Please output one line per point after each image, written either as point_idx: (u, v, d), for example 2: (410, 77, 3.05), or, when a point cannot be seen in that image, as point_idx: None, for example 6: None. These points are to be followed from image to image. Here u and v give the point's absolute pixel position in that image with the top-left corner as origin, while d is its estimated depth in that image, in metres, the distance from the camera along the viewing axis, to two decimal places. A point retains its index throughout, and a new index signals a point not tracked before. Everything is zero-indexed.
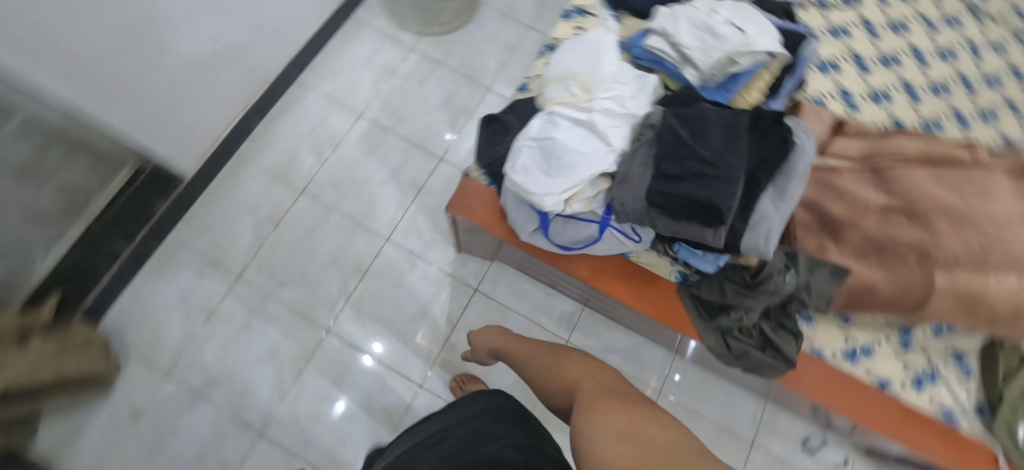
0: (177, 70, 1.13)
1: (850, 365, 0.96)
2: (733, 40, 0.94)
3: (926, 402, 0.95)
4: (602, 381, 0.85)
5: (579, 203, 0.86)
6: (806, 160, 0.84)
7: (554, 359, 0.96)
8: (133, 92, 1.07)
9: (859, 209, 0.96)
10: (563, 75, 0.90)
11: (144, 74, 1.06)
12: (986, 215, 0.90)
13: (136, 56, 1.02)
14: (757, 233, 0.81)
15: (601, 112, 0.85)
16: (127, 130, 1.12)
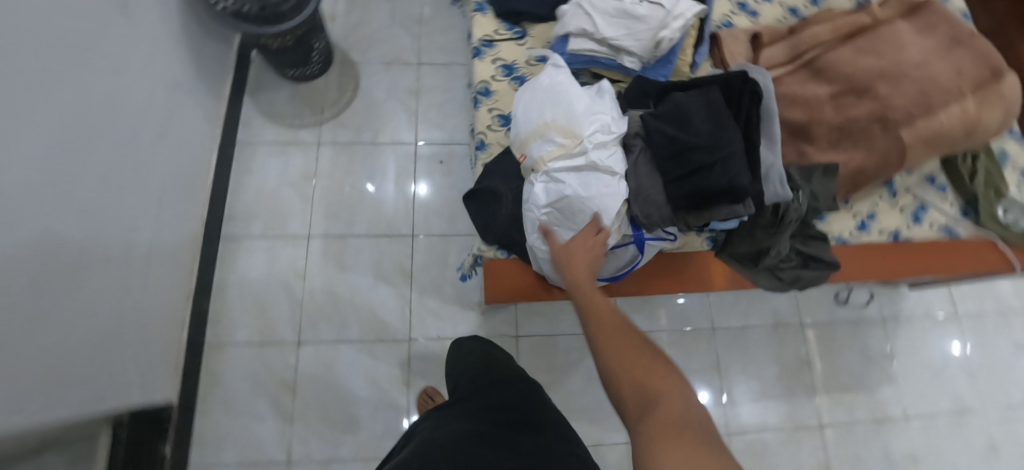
0: (94, 308, 0.96)
1: (867, 234, 1.06)
2: (656, 16, 0.94)
3: (928, 230, 1.10)
4: (663, 377, 0.61)
5: (613, 235, 0.84)
6: (773, 100, 0.89)
7: (612, 311, 0.69)
8: (63, 362, 0.90)
9: (814, 107, 1.04)
10: (536, 129, 0.84)
11: (63, 336, 0.89)
12: (909, 63, 1.02)
13: (46, 328, 0.85)
14: (773, 184, 0.86)
15: (595, 147, 0.83)
16: (77, 404, 0.94)
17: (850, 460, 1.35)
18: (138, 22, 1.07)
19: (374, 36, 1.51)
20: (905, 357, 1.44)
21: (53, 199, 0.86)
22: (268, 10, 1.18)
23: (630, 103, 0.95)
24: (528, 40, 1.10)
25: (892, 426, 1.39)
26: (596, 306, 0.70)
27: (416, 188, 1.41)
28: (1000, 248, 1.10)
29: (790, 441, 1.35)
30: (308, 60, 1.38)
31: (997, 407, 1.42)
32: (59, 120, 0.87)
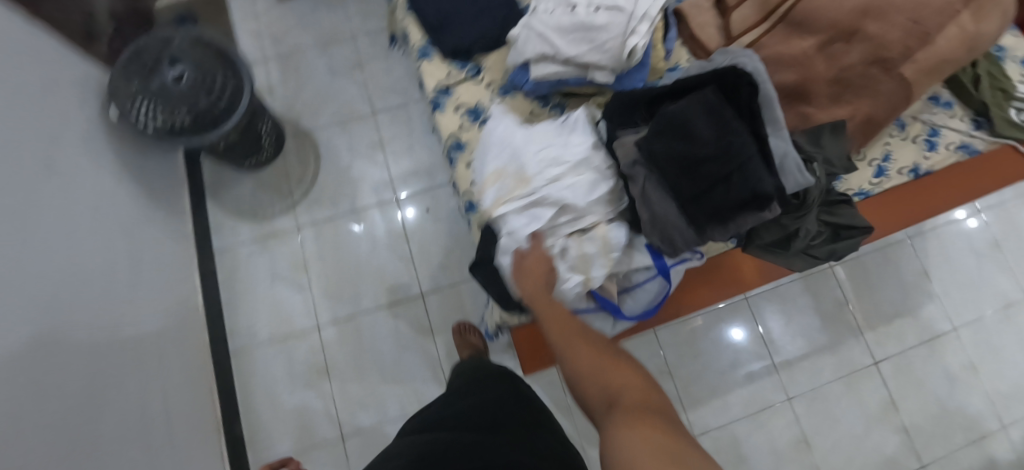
0: None
1: (887, 179, 1.01)
2: (618, 20, 0.85)
3: (947, 153, 1.04)
4: (620, 366, 0.60)
5: (596, 267, 0.79)
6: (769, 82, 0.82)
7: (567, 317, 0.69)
8: None
9: (805, 65, 0.96)
10: (487, 180, 0.86)
11: None
12: None
13: None
14: (792, 172, 0.78)
15: (550, 183, 0.81)
16: None
17: (914, 385, 1.34)
18: (71, 171, 0.99)
19: (319, 98, 1.47)
20: (942, 268, 1.41)
21: (52, 392, 0.79)
22: (203, 114, 1.11)
23: (616, 118, 0.84)
24: (485, 74, 1.01)
25: (945, 341, 1.37)
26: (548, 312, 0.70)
27: (403, 213, 1.37)
28: (1021, 151, 1.05)
29: (852, 385, 1.33)
30: (259, 148, 1.31)
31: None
32: (33, 310, 0.80)
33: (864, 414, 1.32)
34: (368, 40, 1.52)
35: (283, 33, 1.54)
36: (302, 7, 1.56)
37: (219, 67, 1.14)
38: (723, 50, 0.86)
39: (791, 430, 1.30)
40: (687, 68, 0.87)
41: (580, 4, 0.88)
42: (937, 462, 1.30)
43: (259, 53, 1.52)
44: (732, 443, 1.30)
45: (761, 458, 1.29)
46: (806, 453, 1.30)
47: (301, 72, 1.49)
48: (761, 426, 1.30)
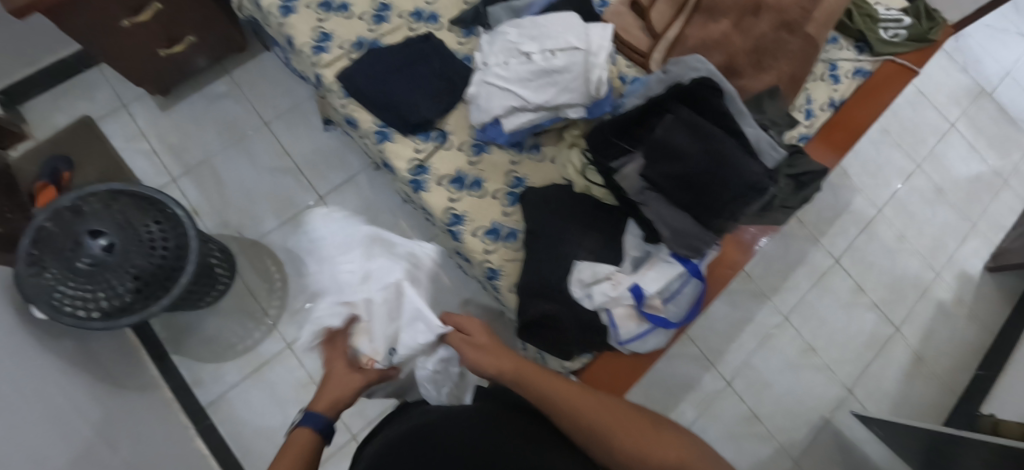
0: None
1: (816, 118, 1.16)
2: (577, 58, 0.87)
3: (849, 81, 1.21)
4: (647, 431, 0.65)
5: (597, 280, 0.85)
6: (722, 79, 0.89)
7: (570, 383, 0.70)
8: None
9: (729, 45, 1.07)
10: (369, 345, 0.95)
11: None
12: None
13: None
14: (768, 152, 0.88)
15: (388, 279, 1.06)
16: None
17: (866, 268, 1.59)
18: (28, 398, 0.86)
19: (255, 199, 1.38)
20: (854, 164, 1.68)
21: None
22: (146, 276, 0.97)
23: (601, 150, 0.88)
24: (452, 138, 0.99)
25: (874, 222, 1.64)
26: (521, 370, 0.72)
27: None
28: (901, 63, 1.24)
29: (823, 286, 1.56)
30: (214, 280, 1.19)
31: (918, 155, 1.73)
32: None
33: (840, 303, 1.55)
34: (282, 123, 1.44)
35: (183, 145, 1.41)
36: (194, 109, 1.43)
37: (144, 217, 0.98)
38: (672, 60, 0.92)
39: (796, 343, 1.49)
40: (647, 84, 0.92)
41: (533, 51, 0.89)
42: (906, 321, 1.56)
43: (166, 172, 1.38)
44: (758, 374, 1.45)
45: (783, 376, 1.46)
46: (813, 356, 1.49)
47: (222, 179, 1.39)
48: (772, 349, 1.48)
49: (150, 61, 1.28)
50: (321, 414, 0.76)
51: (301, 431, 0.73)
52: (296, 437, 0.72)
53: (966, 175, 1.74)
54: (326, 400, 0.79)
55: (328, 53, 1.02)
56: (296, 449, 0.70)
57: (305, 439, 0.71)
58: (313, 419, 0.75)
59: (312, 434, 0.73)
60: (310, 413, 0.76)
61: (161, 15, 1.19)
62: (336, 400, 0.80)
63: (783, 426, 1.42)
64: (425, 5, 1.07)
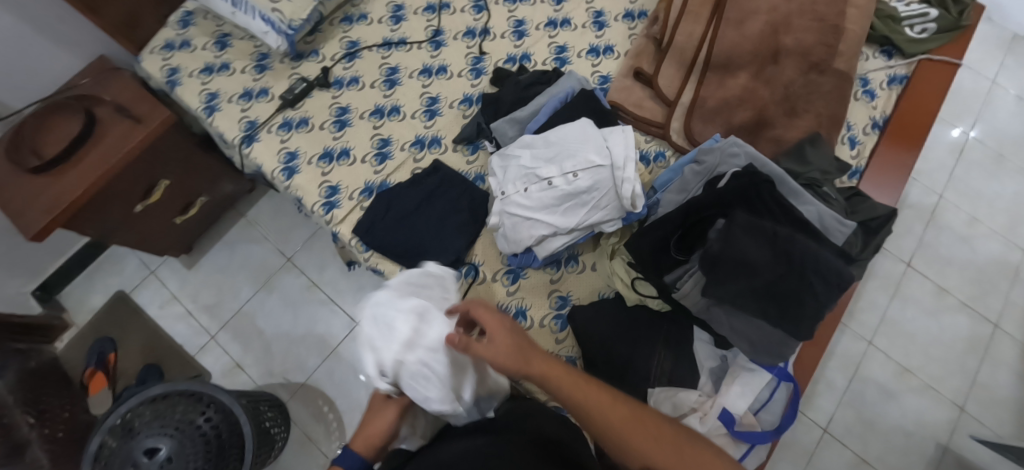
0: None
1: (861, 146, 1.04)
2: (602, 174, 0.81)
3: (885, 91, 1.08)
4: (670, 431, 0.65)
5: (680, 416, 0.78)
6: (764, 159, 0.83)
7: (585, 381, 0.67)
8: None
9: (754, 99, 0.98)
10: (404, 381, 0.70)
11: None
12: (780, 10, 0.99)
13: None
14: (834, 228, 0.80)
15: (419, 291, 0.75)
16: None
17: (943, 264, 1.38)
18: None
19: (294, 341, 1.31)
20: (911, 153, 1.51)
21: None
22: None
23: (652, 264, 0.82)
24: (484, 269, 0.94)
25: (939, 209, 1.43)
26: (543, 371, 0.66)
27: None
28: (942, 60, 1.10)
29: (903, 296, 1.36)
30: (273, 442, 1.12)
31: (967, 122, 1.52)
32: None
33: (928, 307, 1.35)
34: (307, 253, 1.37)
35: (214, 298, 1.34)
36: (218, 262, 1.37)
37: (195, 409, 0.95)
38: (701, 149, 0.86)
39: (889, 366, 1.30)
40: (681, 178, 0.85)
41: (553, 174, 0.83)
42: (1003, 314, 1.34)
43: (203, 331, 1.31)
44: (859, 412, 1.27)
45: (886, 407, 1.27)
46: (911, 377, 1.29)
47: (259, 327, 1.31)
48: (866, 378, 1.29)
49: (167, 231, 1.26)
50: (357, 454, 0.78)
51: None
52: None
53: (1018, 131, 1.51)
54: (363, 437, 0.79)
55: (339, 207, 0.98)
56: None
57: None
58: (347, 457, 0.77)
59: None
60: (346, 450, 0.78)
61: (170, 188, 1.18)
62: (374, 437, 0.79)
63: (897, 465, 1.23)
64: (424, 131, 1.03)
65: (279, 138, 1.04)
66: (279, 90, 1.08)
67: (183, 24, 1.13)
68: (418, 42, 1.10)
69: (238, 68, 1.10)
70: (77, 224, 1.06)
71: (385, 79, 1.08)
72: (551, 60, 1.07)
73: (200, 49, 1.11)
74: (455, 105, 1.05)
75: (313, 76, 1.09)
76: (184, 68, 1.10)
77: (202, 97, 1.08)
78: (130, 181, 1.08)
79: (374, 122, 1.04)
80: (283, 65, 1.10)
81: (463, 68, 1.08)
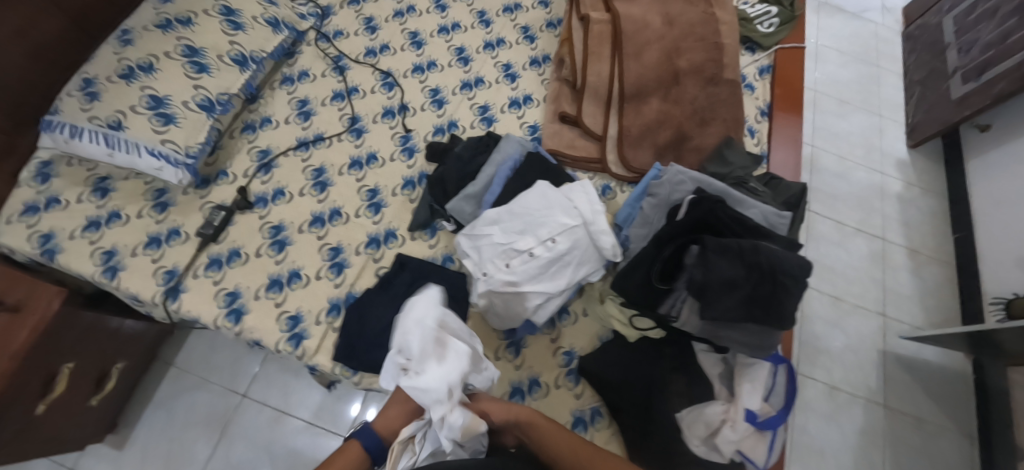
0: None
1: (758, 133, 1.17)
2: (578, 233, 0.85)
3: (759, 82, 1.24)
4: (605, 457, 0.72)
5: (713, 425, 0.83)
6: (706, 178, 0.92)
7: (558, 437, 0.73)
8: None
9: (670, 119, 1.07)
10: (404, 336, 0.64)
11: None
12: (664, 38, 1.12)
13: None
14: (778, 222, 0.91)
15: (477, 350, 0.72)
16: None
17: (833, 201, 1.60)
18: None
19: None
20: None
21: None
22: None
23: (644, 301, 0.87)
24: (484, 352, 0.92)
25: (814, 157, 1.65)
26: (528, 417, 0.73)
27: None
28: (789, 47, 1.27)
29: (814, 237, 1.54)
30: None
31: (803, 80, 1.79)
32: None
33: (835, 241, 1.54)
34: (262, 385, 1.22)
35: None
36: (157, 428, 1.17)
37: None
38: (651, 182, 0.94)
39: (822, 300, 1.46)
40: (641, 212, 0.93)
41: (531, 245, 0.85)
42: (886, 227, 1.58)
43: None
44: (814, 347, 1.41)
45: (832, 336, 1.42)
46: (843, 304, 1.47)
47: None
48: (810, 318, 1.44)
49: (82, 418, 1.05)
50: (376, 433, 0.72)
51: (353, 442, 0.71)
52: (345, 448, 0.70)
53: (847, 78, 1.79)
54: (387, 418, 0.73)
55: (309, 337, 0.89)
56: (342, 460, 0.69)
57: (354, 455, 0.70)
58: (365, 435, 0.71)
59: (361, 451, 0.70)
60: (365, 427, 0.72)
61: (76, 370, 0.98)
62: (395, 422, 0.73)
63: (858, 381, 1.38)
64: (375, 228, 0.98)
65: (211, 280, 0.92)
66: (193, 227, 0.96)
67: (42, 178, 0.95)
68: (336, 135, 1.04)
69: (132, 214, 0.95)
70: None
71: (314, 182, 1.00)
72: (479, 122, 1.08)
73: (74, 202, 0.94)
74: (398, 191, 1.01)
75: (228, 200, 0.98)
76: (60, 230, 0.91)
77: (96, 259, 0.90)
78: (27, 381, 0.87)
79: (317, 233, 0.97)
80: (188, 196, 0.98)
81: (393, 150, 1.04)
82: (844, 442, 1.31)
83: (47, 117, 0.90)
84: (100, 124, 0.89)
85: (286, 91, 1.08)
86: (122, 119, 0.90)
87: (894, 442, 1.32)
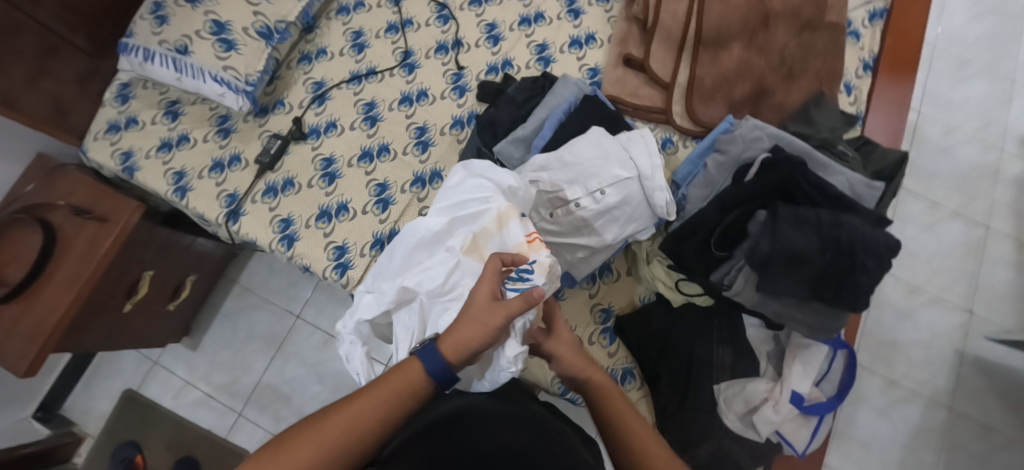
0: None
1: (858, 92, 1.02)
2: (630, 188, 0.80)
3: (869, 27, 1.06)
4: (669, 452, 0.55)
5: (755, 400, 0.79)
6: (787, 137, 0.83)
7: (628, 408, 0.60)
8: None
9: (751, 66, 0.95)
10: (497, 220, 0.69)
11: None
12: None
13: None
14: (865, 193, 0.80)
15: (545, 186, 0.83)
16: None
17: (937, 176, 1.37)
18: None
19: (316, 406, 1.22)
20: None
21: None
22: None
23: (695, 266, 0.82)
24: None
25: (921, 124, 1.40)
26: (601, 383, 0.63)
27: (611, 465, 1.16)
28: None
29: (906, 216, 1.34)
30: None
31: (934, 26, 1.47)
32: None
33: (932, 222, 1.33)
34: (313, 309, 1.29)
35: (227, 375, 1.26)
36: (221, 337, 1.29)
37: None
38: (720, 137, 0.86)
39: (897, 288, 1.29)
40: (705, 172, 0.85)
41: (578, 196, 0.81)
42: (993, 214, 1.34)
43: (227, 413, 1.23)
44: (876, 337, 1.26)
45: (902, 327, 1.27)
46: (920, 293, 1.29)
47: (285, 393, 1.23)
48: (881, 304, 1.28)
49: (161, 321, 1.16)
50: (442, 358, 0.56)
51: (412, 361, 0.56)
52: (405, 365, 0.56)
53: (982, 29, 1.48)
54: (452, 339, 0.56)
55: (353, 268, 0.92)
56: (399, 383, 0.55)
57: (412, 377, 0.55)
58: (427, 356, 0.56)
59: (422, 376, 0.55)
60: (429, 347, 0.56)
61: (154, 279, 1.07)
62: (465, 341, 0.56)
63: (923, 378, 1.24)
64: (420, 167, 0.97)
65: (268, 206, 0.96)
66: (252, 154, 0.99)
67: (122, 99, 1.01)
68: (388, 69, 1.02)
69: (199, 138, 0.99)
70: (66, 337, 0.93)
71: (364, 116, 1.00)
72: (535, 63, 1.01)
73: (150, 124, 1.00)
74: (447, 130, 0.99)
75: (284, 130, 1.00)
76: (138, 149, 0.98)
77: (168, 179, 0.97)
78: (114, 282, 0.98)
79: (365, 168, 0.97)
80: (248, 124, 1.01)
81: (444, 88, 1.01)
82: (893, 439, 1.20)
83: (124, 40, 0.94)
84: (170, 48, 0.93)
85: (342, 22, 1.06)
86: (188, 43, 0.93)
87: (952, 445, 1.19)
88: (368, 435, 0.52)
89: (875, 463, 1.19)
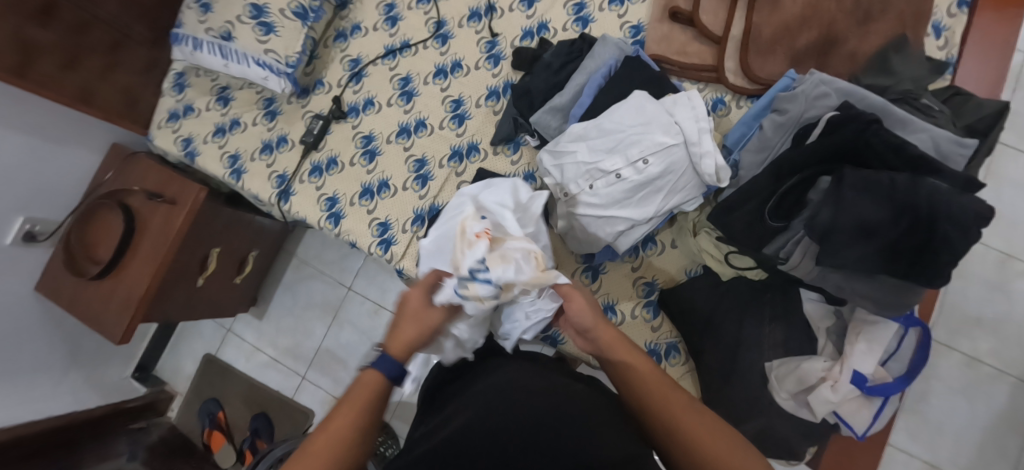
0: None
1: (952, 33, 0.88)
2: (675, 155, 0.75)
3: None
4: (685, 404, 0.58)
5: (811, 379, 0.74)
6: (859, 94, 0.73)
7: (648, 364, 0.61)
8: None
9: (819, 11, 0.84)
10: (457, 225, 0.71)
11: None
12: None
13: None
14: (952, 153, 0.70)
15: (581, 163, 0.79)
16: None
17: None
18: None
19: None
20: None
21: None
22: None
23: (746, 239, 0.77)
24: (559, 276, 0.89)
25: None
26: (610, 338, 0.63)
27: None
28: None
29: (1004, 175, 1.17)
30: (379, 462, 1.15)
31: None
32: None
33: None
34: (364, 280, 1.34)
35: (290, 341, 1.35)
36: (283, 307, 1.38)
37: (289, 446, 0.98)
38: (778, 95, 0.79)
39: (988, 256, 1.15)
40: (759, 133, 0.79)
41: (619, 166, 0.77)
42: None
43: (292, 376, 1.33)
44: (960, 311, 1.14)
45: (990, 300, 1.13)
46: (1015, 262, 1.14)
47: (342, 359, 1.31)
48: (967, 274, 1.15)
49: (230, 293, 1.26)
50: (394, 360, 0.60)
51: (369, 373, 0.59)
52: (363, 378, 0.59)
53: None
54: (397, 341, 0.62)
55: (396, 244, 0.94)
56: (365, 394, 0.58)
57: (373, 384, 0.59)
58: (383, 362, 0.60)
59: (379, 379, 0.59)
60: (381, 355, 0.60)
61: (221, 255, 1.15)
62: (408, 339, 0.62)
63: (1011, 355, 1.11)
64: (457, 140, 0.96)
65: (314, 186, 0.99)
66: (298, 134, 1.02)
67: (179, 88, 1.06)
68: (422, 41, 1.01)
69: (248, 121, 1.04)
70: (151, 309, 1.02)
71: (401, 91, 1.00)
72: (573, 25, 0.96)
73: (205, 110, 1.05)
74: (482, 102, 0.97)
75: (325, 110, 1.02)
76: (196, 135, 1.04)
77: (224, 162, 1.02)
78: (188, 258, 1.06)
79: (403, 144, 0.98)
80: (292, 105, 1.03)
81: (478, 58, 0.98)
82: (972, 418, 1.10)
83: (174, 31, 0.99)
84: (216, 35, 0.96)
85: None
86: (231, 29, 0.95)
87: None
88: (354, 445, 0.55)
89: (950, 444, 1.10)
